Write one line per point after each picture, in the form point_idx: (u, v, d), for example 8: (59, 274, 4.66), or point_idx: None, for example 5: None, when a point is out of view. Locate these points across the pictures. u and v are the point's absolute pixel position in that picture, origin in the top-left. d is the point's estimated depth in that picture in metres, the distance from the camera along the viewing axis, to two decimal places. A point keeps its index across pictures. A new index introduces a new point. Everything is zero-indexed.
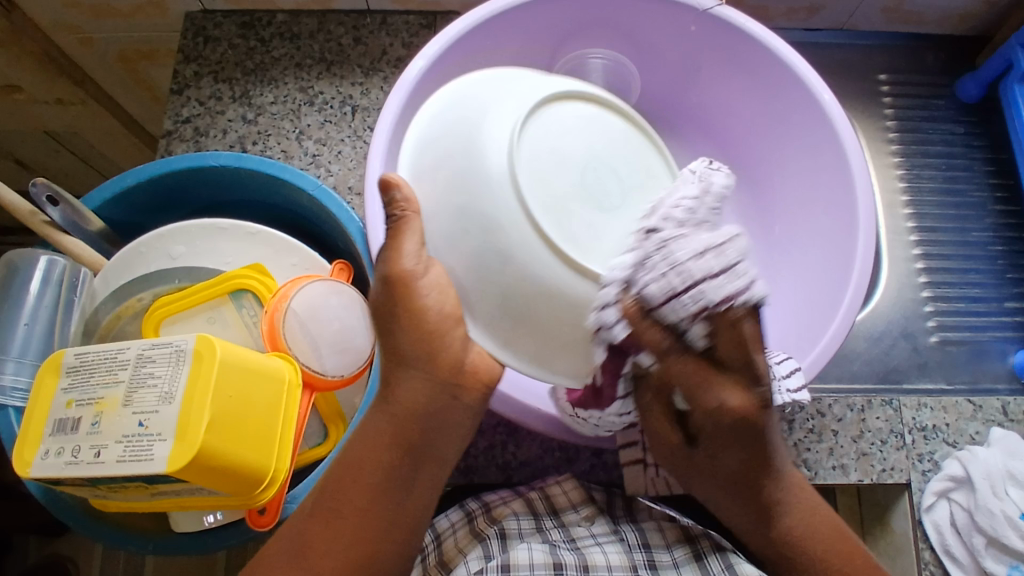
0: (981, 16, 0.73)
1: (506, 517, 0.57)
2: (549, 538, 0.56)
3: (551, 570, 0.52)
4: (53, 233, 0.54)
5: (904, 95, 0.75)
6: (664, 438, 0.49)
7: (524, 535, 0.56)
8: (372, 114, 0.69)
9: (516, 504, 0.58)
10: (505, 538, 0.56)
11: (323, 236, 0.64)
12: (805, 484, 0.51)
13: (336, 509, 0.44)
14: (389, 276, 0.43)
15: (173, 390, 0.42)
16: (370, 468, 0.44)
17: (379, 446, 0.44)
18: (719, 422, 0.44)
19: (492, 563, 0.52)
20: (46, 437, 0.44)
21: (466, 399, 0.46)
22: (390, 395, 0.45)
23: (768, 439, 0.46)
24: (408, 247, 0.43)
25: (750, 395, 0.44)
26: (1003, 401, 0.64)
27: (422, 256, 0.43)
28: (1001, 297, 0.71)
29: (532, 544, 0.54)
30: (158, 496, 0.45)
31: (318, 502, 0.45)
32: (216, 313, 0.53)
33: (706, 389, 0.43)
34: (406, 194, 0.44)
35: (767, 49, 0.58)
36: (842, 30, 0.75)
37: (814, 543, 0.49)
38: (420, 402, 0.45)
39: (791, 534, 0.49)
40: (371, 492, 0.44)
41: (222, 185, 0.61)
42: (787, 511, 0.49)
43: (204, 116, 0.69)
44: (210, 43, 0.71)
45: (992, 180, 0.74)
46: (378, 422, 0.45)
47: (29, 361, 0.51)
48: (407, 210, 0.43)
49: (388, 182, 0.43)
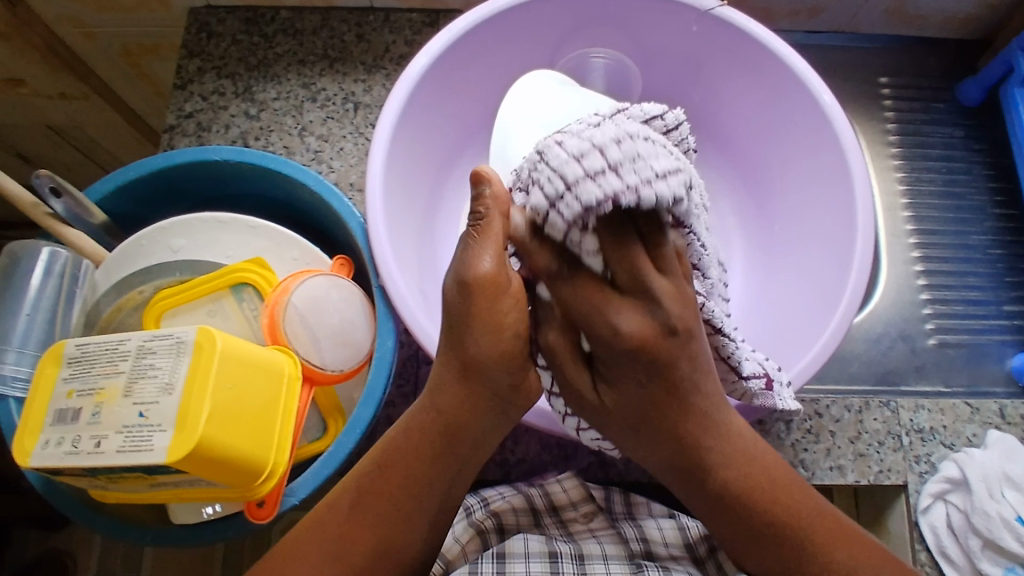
0: (982, 20, 0.74)
1: (504, 511, 0.57)
2: (547, 532, 0.58)
3: (547, 560, 0.53)
4: (55, 225, 0.54)
5: (905, 98, 0.76)
6: (567, 383, 0.40)
7: (522, 528, 0.57)
8: (374, 111, 0.69)
9: (515, 499, 0.58)
10: (504, 532, 0.57)
11: (324, 231, 0.64)
12: (743, 429, 0.41)
13: (377, 514, 0.44)
14: (467, 281, 0.37)
15: (173, 381, 0.42)
16: (414, 469, 0.44)
17: (424, 449, 0.43)
18: (616, 353, 0.36)
19: (490, 552, 0.53)
20: (46, 427, 0.44)
21: (515, 404, 0.43)
22: (439, 401, 0.42)
23: (682, 372, 0.36)
24: (493, 254, 0.38)
25: (649, 319, 0.35)
26: (1000, 404, 0.65)
27: (505, 266, 0.38)
28: (999, 300, 0.71)
29: (529, 535, 0.55)
30: (157, 487, 0.46)
31: (360, 505, 0.44)
32: (217, 306, 0.54)
33: (599, 313, 0.36)
34: (497, 190, 0.38)
35: (768, 49, 0.58)
36: (844, 33, 0.76)
37: (745, 491, 0.41)
38: (469, 411, 0.41)
39: (724, 485, 0.41)
40: (412, 494, 0.44)
41: (224, 180, 0.61)
42: (720, 464, 0.40)
43: (207, 111, 0.69)
44: (214, 38, 0.71)
45: (992, 183, 0.75)
46: (424, 424, 0.42)
47: (30, 351, 0.51)
48: (494, 210, 0.38)
49: (479, 176, 0.38)
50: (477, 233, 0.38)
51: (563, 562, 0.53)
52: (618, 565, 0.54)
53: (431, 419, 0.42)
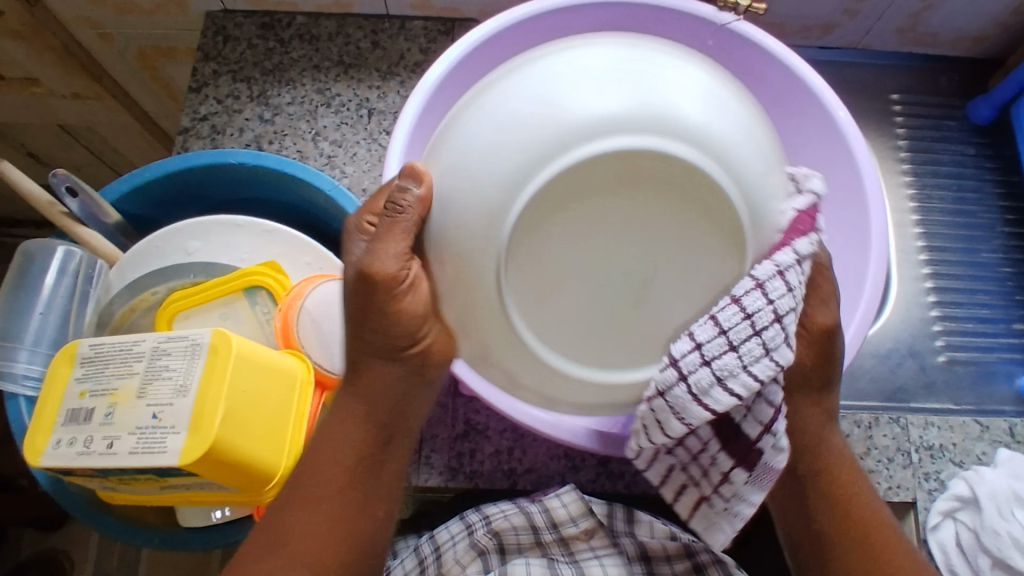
0: (994, 40, 0.74)
1: (505, 531, 0.59)
2: (549, 553, 0.59)
3: None
4: (70, 224, 0.54)
5: (916, 115, 0.76)
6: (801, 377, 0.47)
7: (524, 551, 0.59)
8: (389, 118, 0.69)
9: (516, 518, 0.59)
10: (505, 552, 0.59)
11: (337, 236, 0.64)
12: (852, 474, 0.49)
13: (315, 492, 0.44)
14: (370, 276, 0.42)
15: (188, 383, 0.42)
16: (344, 450, 0.45)
17: (352, 425, 0.45)
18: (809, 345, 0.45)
19: None
20: (58, 427, 0.44)
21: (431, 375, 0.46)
22: (357, 378, 0.46)
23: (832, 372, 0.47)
24: (391, 249, 0.42)
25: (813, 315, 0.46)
26: (1010, 423, 0.65)
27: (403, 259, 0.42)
28: (1008, 318, 0.71)
29: (532, 560, 0.58)
30: (168, 489, 0.45)
31: (296, 486, 0.45)
32: (229, 309, 0.54)
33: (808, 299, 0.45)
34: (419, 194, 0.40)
35: (784, 65, 0.58)
36: (857, 50, 0.76)
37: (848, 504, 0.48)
38: (385, 388, 0.46)
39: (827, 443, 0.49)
40: (344, 473, 0.45)
41: (239, 184, 0.62)
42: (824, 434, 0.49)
43: (222, 115, 0.70)
44: (230, 42, 0.72)
45: (1002, 201, 0.75)
46: (347, 407, 0.46)
47: (43, 350, 0.51)
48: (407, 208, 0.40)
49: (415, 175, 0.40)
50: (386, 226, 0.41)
51: None
52: None
53: (353, 417, 0.45)
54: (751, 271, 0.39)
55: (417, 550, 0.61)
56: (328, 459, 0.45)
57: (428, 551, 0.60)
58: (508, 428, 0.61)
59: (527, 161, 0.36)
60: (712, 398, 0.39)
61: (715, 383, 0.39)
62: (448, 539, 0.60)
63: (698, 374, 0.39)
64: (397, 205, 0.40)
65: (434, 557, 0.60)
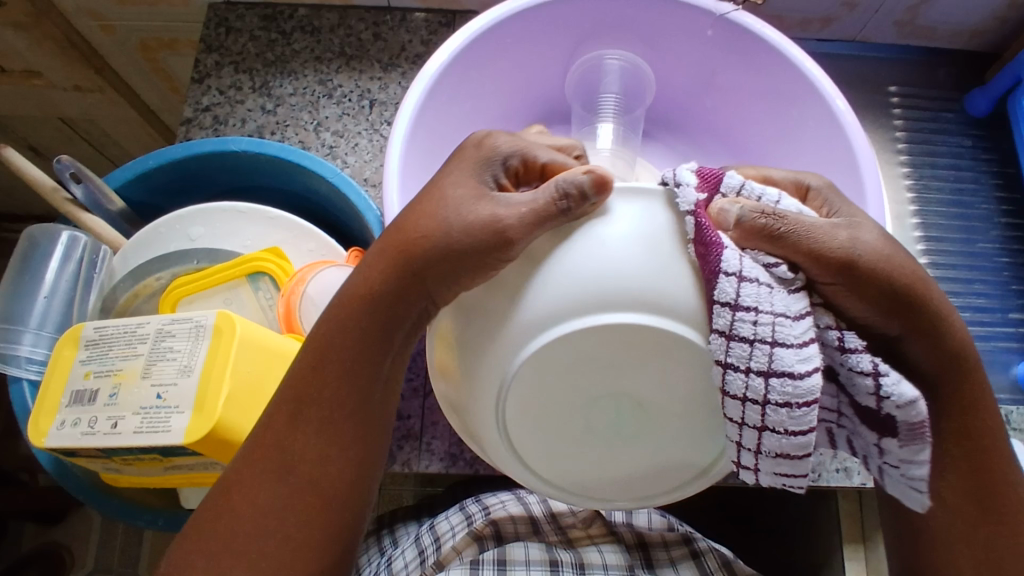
0: (991, 32, 0.75)
1: (503, 520, 0.59)
2: (547, 540, 0.58)
3: (547, 567, 0.54)
4: (74, 211, 0.55)
5: (914, 108, 0.76)
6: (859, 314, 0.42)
7: (521, 537, 0.58)
8: (390, 108, 0.70)
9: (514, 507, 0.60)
10: (503, 539, 0.57)
11: (339, 225, 0.65)
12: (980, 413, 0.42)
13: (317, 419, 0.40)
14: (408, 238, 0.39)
15: (192, 364, 0.43)
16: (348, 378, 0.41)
17: (351, 348, 0.40)
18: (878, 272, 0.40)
19: (489, 556, 0.55)
20: (62, 408, 0.44)
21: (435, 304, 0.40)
22: (346, 298, 0.41)
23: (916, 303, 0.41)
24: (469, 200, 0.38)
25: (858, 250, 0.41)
26: (1007, 411, 0.66)
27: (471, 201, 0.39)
28: (1005, 308, 0.71)
29: (529, 543, 0.56)
30: (171, 470, 0.46)
31: (290, 421, 0.40)
32: (233, 294, 0.54)
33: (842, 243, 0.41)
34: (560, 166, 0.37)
35: (781, 54, 0.59)
36: (855, 42, 0.77)
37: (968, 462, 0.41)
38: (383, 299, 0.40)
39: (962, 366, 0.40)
40: (347, 401, 0.41)
41: (241, 172, 0.62)
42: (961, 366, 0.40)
43: (224, 105, 0.70)
44: (232, 34, 0.72)
45: (999, 193, 0.75)
46: (339, 327, 0.40)
47: (47, 333, 0.51)
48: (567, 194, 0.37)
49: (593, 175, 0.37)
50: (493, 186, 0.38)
51: (562, 569, 0.54)
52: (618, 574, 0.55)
53: (353, 337, 0.40)
54: (724, 269, 0.36)
55: (417, 542, 0.60)
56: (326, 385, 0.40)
57: (427, 543, 0.60)
58: None
59: (555, 314, 0.38)
60: (798, 420, 0.36)
61: (789, 408, 0.36)
62: (448, 530, 0.60)
63: (773, 412, 0.36)
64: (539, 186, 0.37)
65: (433, 548, 0.59)
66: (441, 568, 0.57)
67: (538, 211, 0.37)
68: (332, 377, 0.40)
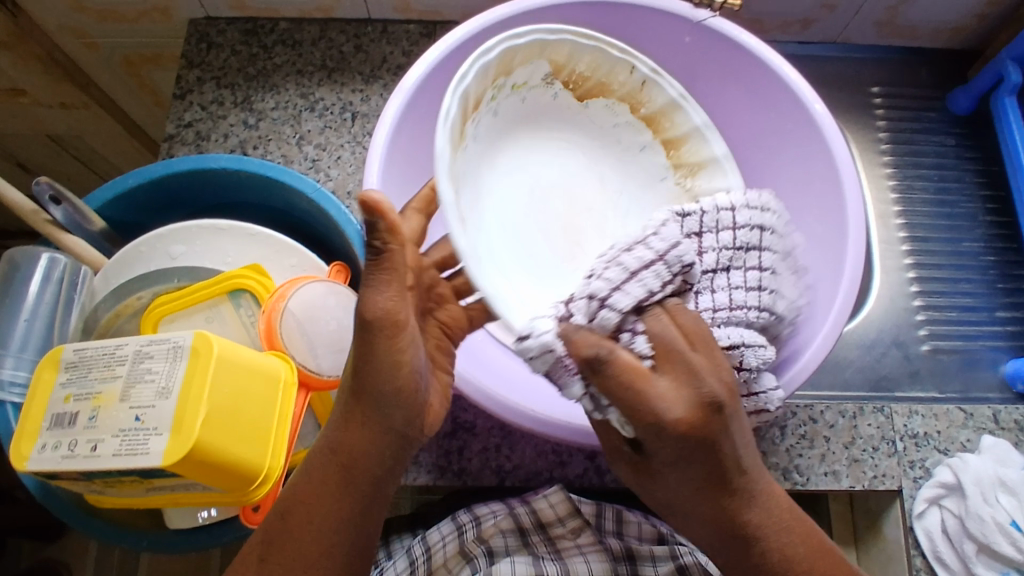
0: (973, 31, 0.75)
1: (493, 536, 0.58)
2: (536, 553, 0.58)
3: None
4: (54, 232, 0.55)
5: (896, 108, 0.76)
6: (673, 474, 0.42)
7: (511, 552, 0.57)
8: (372, 120, 0.70)
9: (505, 521, 0.59)
10: (493, 556, 0.57)
11: (323, 239, 0.65)
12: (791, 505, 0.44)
13: (283, 536, 0.41)
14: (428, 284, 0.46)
15: (170, 385, 0.43)
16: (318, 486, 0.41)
17: (332, 457, 0.41)
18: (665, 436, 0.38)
19: None
20: (43, 432, 0.44)
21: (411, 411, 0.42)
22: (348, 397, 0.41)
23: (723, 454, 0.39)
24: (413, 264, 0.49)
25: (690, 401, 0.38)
26: (994, 410, 0.65)
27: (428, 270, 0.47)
28: (992, 306, 0.72)
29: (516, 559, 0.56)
30: (154, 491, 0.46)
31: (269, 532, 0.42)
32: (215, 313, 0.54)
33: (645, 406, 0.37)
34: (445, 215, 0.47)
35: (758, 59, 0.59)
36: (836, 44, 0.76)
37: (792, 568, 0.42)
38: (374, 395, 0.41)
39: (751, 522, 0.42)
40: (309, 511, 0.41)
41: (223, 188, 0.62)
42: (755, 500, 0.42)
43: (206, 120, 0.70)
44: (213, 49, 0.72)
45: (984, 191, 0.75)
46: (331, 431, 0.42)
47: (28, 356, 0.51)
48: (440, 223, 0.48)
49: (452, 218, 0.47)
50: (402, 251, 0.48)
51: None
52: None
53: (337, 438, 0.41)
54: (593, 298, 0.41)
55: (407, 551, 0.60)
56: (303, 497, 0.41)
57: (417, 553, 0.60)
58: (496, 425, 0.62)
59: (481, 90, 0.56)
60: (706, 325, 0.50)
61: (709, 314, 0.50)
62: (438, 540, 0.60)
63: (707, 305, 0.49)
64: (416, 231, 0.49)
65: (424, 561, 0.59)
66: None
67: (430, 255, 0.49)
68: (306, 496, 0.41)
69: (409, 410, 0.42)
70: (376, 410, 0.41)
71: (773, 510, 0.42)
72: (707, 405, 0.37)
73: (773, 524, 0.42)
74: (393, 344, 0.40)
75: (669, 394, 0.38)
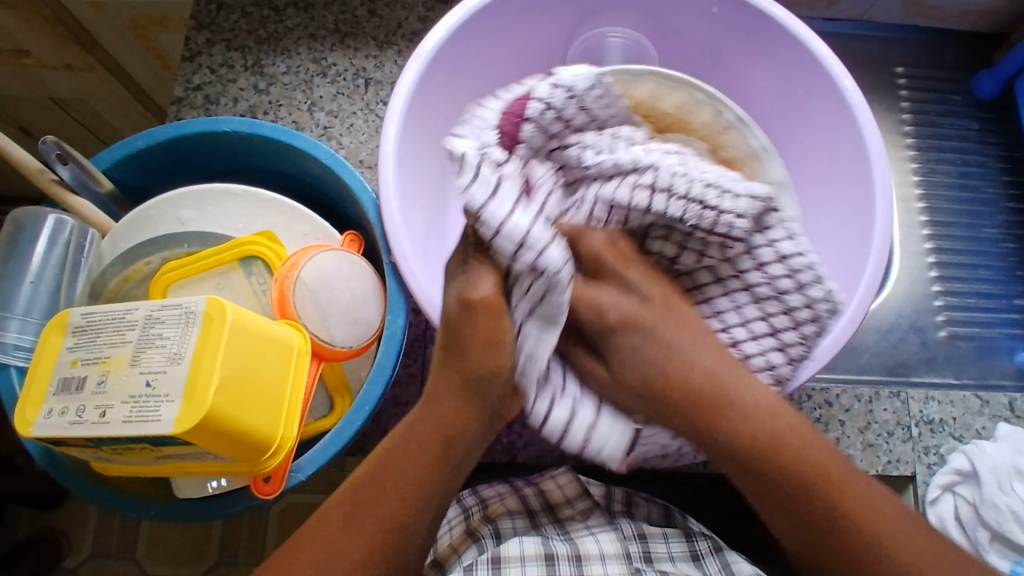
0: (1001, 12, 0.73)
1: (500, 516, 0.58)
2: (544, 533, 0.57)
3: (542, 562, 0.54)
4: (61, 192, 0.53)
5: (921, 89, 0.75)
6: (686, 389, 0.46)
7: (519, 532, 0.57)
8: (385, 88, 0.68)
9: (511, 502, 0.58)
10: (500, 537, 0.56)
11: (335, 207, 0.63)
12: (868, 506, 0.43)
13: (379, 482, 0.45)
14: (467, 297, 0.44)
15: (182, 352, 0.41)
16: (420, 444, 0.45)
17: (449, 413, 0.45)
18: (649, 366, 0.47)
19: (484, 556, 0.54)
20: (50, 396, 0.43)
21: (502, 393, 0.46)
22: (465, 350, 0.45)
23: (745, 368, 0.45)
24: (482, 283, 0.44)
25: None
26: (1011, 397, 0.64)
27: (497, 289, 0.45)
28: (1010, 294, 0.71)
29: (525, 537, 0.56)
30: (163, 460, 0.45)
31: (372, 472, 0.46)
32: (225, 279, 0.53)
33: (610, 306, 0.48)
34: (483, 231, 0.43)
35: (789, 32, 0.57)
36: (862, 22, 0.75)
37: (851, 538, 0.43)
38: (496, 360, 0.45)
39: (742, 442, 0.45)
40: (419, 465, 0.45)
41: (234, 152, 0.60)
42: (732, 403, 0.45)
43: (216, 84, 0.68)
44: (223, 10, 0.70)
45: (1005, 176, 0.74)
46: (446, 375, 0.46)
47: (34, 319, 0.49)
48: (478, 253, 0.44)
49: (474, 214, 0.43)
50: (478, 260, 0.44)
51: (559, 564, 0.54)
52: (615, 565, 0.54)
53: (454, 399, 0.45)
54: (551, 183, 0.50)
55: None
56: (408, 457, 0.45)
57: None
58: None
59: None
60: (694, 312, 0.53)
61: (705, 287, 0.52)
62: (443, 524, 0.58)
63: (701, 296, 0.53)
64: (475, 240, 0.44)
65: (430, 545, 0.58)
66: (440, 568, 0.56)
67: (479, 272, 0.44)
68: (414, 450, 0.45)
69: (499, 397, 0.46)
70: (477, 402, 0.46)
71: (770, 425, 0.45)
72: (641, 300, 0.49)
73: (769, 432, 0.44)
74: (495, 330, 0.44)
75: (608, 301, 0.48)
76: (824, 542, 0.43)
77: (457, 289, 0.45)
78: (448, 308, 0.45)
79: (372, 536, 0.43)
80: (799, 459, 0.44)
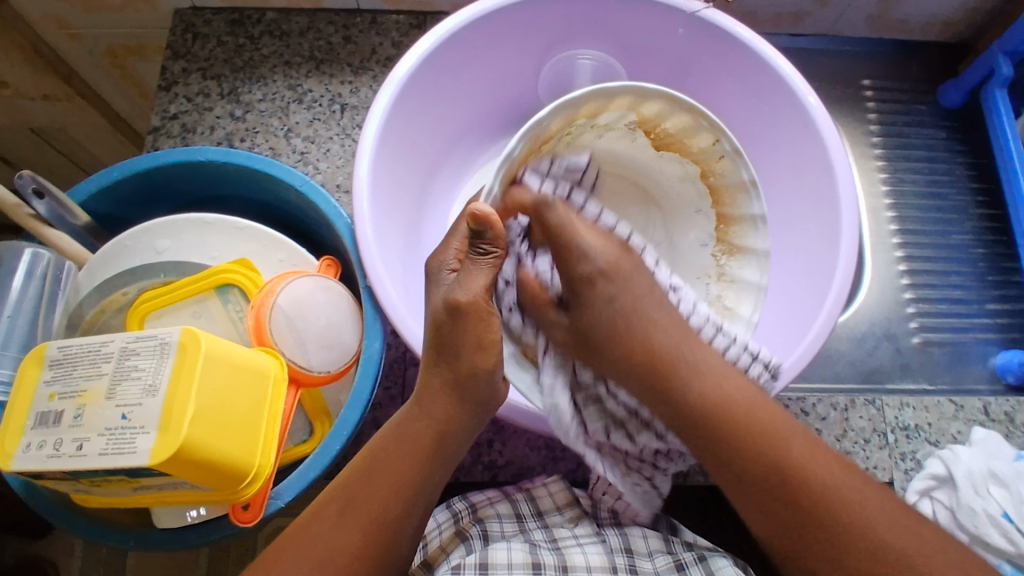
0: (963, 24, 0.75)
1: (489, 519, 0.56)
2: (532, 539, 0.56)
3: (529, 570, 0.52)
4: (38, 226, 0.53)
5: (888, 102, 0.76)
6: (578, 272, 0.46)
7: (507, 537, 0.55)
8: (362, 113, 0.69)
9: (503, 507, 0.58)
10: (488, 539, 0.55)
11: (311, 233, 0.64)
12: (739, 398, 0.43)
13: (367, 482, 0.46)
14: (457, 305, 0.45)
15: (157, 383, 0.42)
16: (409, 448, 0.46)
17: (429, 423, 0.47)
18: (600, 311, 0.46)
19: (471, 560, 0.52)
20: (27, 430, 0.43)
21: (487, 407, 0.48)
22: (454, 360, 0.46)
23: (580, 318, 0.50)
24: (477, 282, 0.46)
25: None
26: (985, 402, 0.65)
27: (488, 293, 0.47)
28: (982, 299, 0.72)
29: (513, 544, 0.53)
30: (141, 490, 0.45)
31: (361, 472, 0.46)
32: (201, 307, 0.54)
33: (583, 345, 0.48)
34: (496, 231, 0.46)
35: (752, 51, 0.58)
36: (828, 37, 0.76)
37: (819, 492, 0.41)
38: (481, 368, 0.46)
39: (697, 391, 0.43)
40: (410, 463, 0.46)
41: (212, 180, 0.61)
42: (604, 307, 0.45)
43: (192, 112, 0.69)
44: (199, 39, 0.71)
45: (975, 184, 0.76)
46: (437, 379, 0.47)
47: (12, 353, 0.49)
48: (495, 248, 0.46)
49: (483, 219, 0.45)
50: (472, 262, 0.47)
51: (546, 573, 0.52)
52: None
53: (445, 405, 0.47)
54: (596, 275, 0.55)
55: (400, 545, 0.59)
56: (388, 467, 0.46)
57: (413, 541, 0.58)
58: (489, 420, 0.62)
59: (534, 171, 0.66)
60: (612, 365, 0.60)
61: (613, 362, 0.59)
62: (434, 529, 0.58)
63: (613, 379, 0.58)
64: (484, 244, 0.46)
65: (419, 548, 0.58)
66: (429, 569, 0.56)
67: (475, 273, 0.46)
68: (401, 453, 0.46)
69: (488, 396, 0.48)
70: (468, 402, 0.47)
71: (724, 382, 0.44)
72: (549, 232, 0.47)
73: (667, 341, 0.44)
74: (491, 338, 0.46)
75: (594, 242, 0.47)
76: (747, 459, 0.42)
77: (444, 293, 0.47)
78: (433, 314, 0.46)
79: (366, 533, 0.44)
80: (723, 401, 0.43)
